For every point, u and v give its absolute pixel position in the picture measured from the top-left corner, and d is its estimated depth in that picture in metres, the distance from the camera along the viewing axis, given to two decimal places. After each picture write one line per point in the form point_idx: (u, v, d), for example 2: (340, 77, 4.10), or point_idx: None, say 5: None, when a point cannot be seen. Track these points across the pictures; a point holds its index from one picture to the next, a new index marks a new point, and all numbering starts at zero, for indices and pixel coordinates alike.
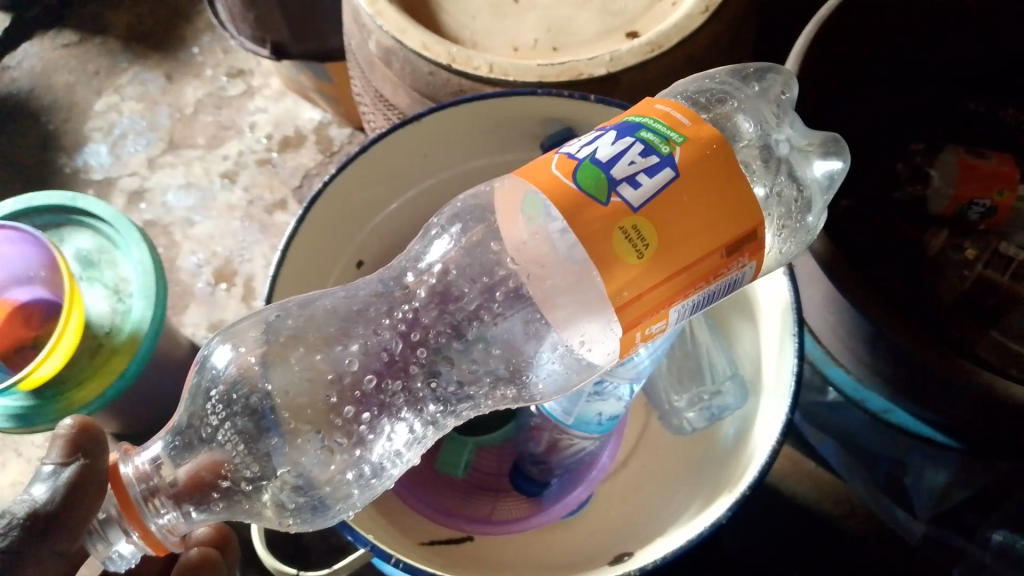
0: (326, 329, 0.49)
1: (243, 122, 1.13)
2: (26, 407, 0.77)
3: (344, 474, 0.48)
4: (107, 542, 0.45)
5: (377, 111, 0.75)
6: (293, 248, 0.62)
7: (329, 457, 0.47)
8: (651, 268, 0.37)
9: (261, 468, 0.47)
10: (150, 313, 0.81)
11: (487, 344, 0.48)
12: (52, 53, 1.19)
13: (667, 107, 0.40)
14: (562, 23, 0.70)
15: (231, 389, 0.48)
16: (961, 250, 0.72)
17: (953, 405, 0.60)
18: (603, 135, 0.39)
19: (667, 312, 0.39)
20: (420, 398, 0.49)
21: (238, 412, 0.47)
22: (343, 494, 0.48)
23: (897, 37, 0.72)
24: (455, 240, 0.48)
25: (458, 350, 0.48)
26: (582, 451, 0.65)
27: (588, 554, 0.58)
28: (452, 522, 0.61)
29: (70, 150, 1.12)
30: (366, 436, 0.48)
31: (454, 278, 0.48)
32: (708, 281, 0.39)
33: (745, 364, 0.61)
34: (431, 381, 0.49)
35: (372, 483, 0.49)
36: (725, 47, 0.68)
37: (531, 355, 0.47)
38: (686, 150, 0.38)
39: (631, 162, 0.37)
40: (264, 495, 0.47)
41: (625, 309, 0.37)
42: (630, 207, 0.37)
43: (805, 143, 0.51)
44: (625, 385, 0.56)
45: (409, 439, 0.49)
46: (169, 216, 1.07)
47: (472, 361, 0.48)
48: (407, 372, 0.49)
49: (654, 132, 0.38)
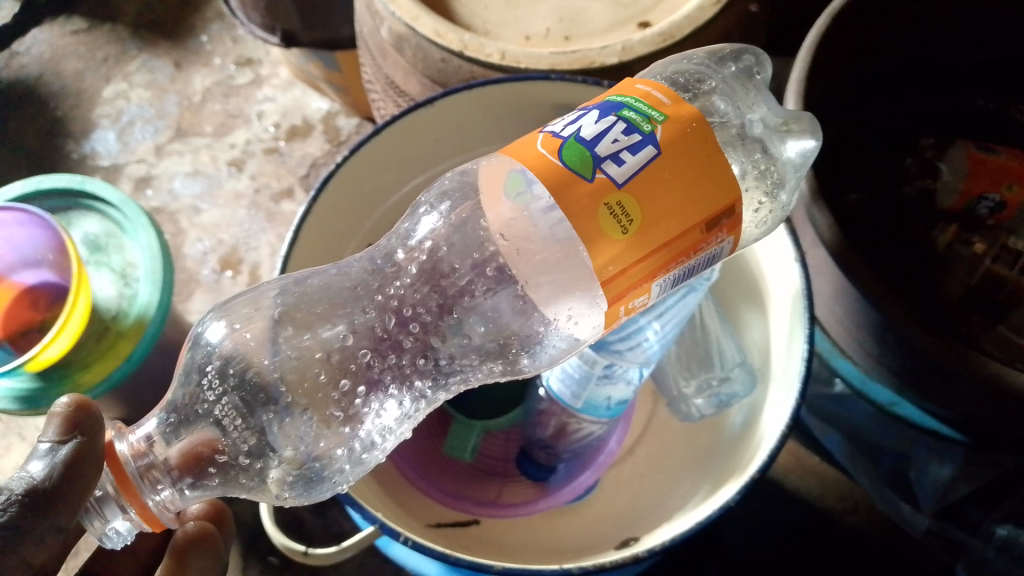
0: (315, 310, 0.49)
1: (251, 111, 1.13)
2: (30, 389, 0.76)
3: (334, 451, 0.48)
4: (104, 518, 0.46)
5: (387, 98, 0.76)
6: (305, 229, 0.61)
7: (321, 430, 0.48)
8: (635, 244, 0.37)
9: (258, 442, 0.48)
10: (157, 298, 0.81)
11: (476, 319, 0.47)
12: (61, 40, 1.19)
13: (647, 87, 0.40)
14: (574, 12, 0.70)
15: (227, 363, 0.48)
16: (970, 245, 0.72)
17: (963, 397, 0.59)
18: (586, 115, 0.39)
19: (650, 286, 0.39)
20: (408, 375, 0.49)
21: (234, 387, 0.48)
22: (336, 468, 0.49)
23: (907, 32, 0.72)
24: (445, 216, 0.47)
25: (449, 327, 0.48)
26: (590, 436, 0.63)
27: (592, 539, 0.59)
28: (459, 505, 0.62)
29: (78, 136, 1.12)
30: (359, 411, 0.48)
31: (445, 255, 0.47)
32: (688, 255, 0.39)
33: (754, 352, 0.61)
34: (420, 358, 0.49)
35: (364, 458, 0.49)
36: (736, 39, 0.68)
37: (524, 333, 0.47)
38: (666, 129, 0.38)
39: (614, 140, 0.37)
40: (269, 470, 0.48)
41: (610, 283, 0.37)
42: (614, 183, 0.36)
43: (777, 121, 0.50)
44: (635, 369, 0.56)
45: (399, 416, 0.49)
46: (176, 203, 1.07)
47: (462, 337, 0.48)
48: (400, 347, 0.49)
49: (636, 111, 0.39)
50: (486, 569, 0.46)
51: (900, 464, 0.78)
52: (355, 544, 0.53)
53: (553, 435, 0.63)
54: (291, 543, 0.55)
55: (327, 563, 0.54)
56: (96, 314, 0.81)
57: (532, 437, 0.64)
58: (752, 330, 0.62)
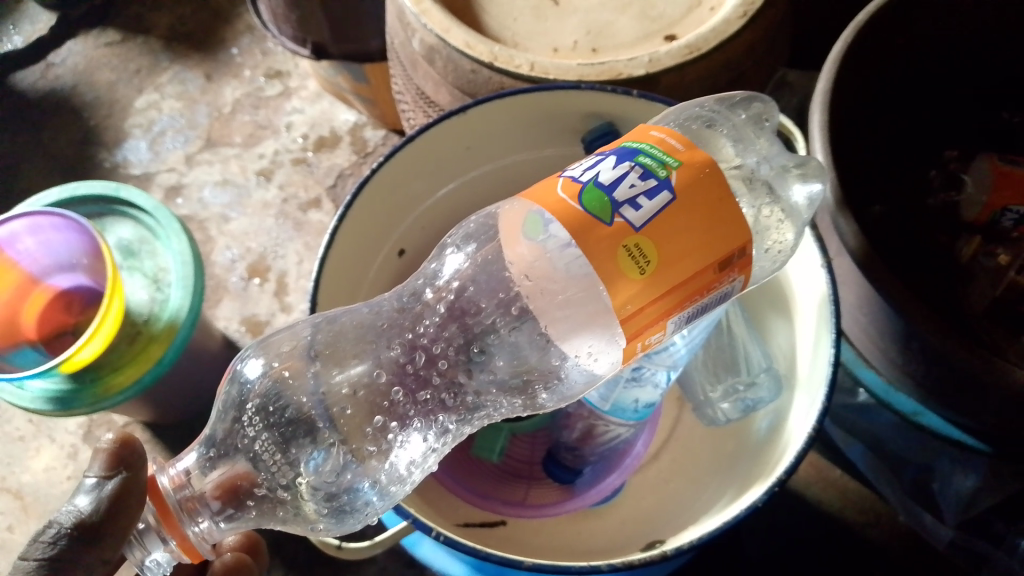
0: (348, 348, 0.50)
1: (280, 122, 1.15)
2: (64, 390, 0.78)
3: (362, 483, 0.49)
4: (145, 549, 0.47)
5: (417, 108, 0.77)
6: (337, 240, 0.62)
7: (350, 464, 0.48)
8: (652, 284, 0.38)
9: (292, 476, 0.48)
10: (189, 302, 0.82)
11: (499, 355, 0.48)
12: (95, 52, 1.23)
13: (662, 133, 0.41)
14: (602, 25, 0.72)
15: (266, 401, 0.49)
16: (993, 257, 0.72)
17: (984, 408, 0.60)
18: (603, 160, 0.40)
19: (665, 324, 0.40)
20: (433, 409, 0.49)
21: (275, 423, 0.48)
22: (364, 502, 0.49)
23: (933, 47, 0.73)
24: (470, 257, 0.48)
25: (475, 362, 0.49)
26: (617, 438, 0.65)
27: (615, 542, 0.61)
28: (488, 505, 0.63)
29: (110, 145, 1.15)
30: (390, 445, 0.49)
31: (471, 294, 0.48)
32: (702, 294, 0.40)
33: (781, 358, 0.61)
34: (448, 390, 0.50)
35: (391, 492, 0.49)
36: (762, 52, 0.69)
37: (546, 368, 0.48)
38: (681, 174, 0.39)
39: (631, 185, 0.38)
40: (303, 501, 0.48)
41: (629, 320, 0.38)
42: (632, 227, 0.38)
43: (791, 164, 0.52)
44: (662, 372, 0.57)
45: (425, 450, 0.50)
46: (205, 212, 1.09)
47: (488, 371, 0.49)
48: (428, 383, 0.49)
49: (651, 157, 0.39)
50: (516, 565, 0.47)
51: (923, 475, 0.78)
52: (387, 540, 0.53)
53: (581, 436, 0.65)
54: (323, 537, 0.54)
55: (361, 557, 0.54)
56: (129, 317, 0.83)
57: (557, 443, 0.66)
58: (778, 335, 0.63)
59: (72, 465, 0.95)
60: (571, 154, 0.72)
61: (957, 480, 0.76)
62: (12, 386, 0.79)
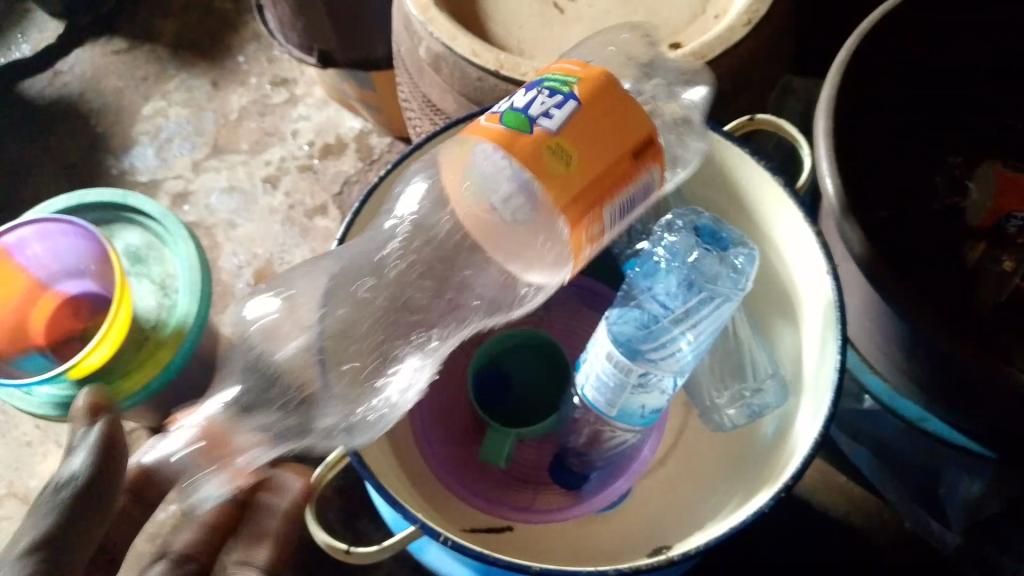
0: (345, 279, 0.60)
1: (287, 129, 1.15)
2: (72, 396, 0.79)
3: (358, 408, 0.60)
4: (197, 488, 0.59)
5: (424, 115, 0.78)
6: (344, 251, 0.60)
7: (344, 395, 0.60)
8: (578, 178, 0.42)
9: (290, 400, 0.60)
10: (196, 308, 0.83)
11: (472, 282, 0.58)
12: (103, 59, 1.23)
13: (560, 62, 0.45)
14: (607, 33, 0.72)
15: (253, 341, 0.59)
16: (998, 263, 0.74)
17: (989, 414, 0.60)
18: (513, 93, 0.44)
19: (602, 214, 0.44)
20: (419, 338, 0.61)
21: (264, 371, 0.59)
22: (364, 420, 0.60)
23: (937, 54, 0.73)
24: (431, 200, 0.57)
25: (449, 300, 0.59)
26: (624, 444, 0.63)
27: (624, 546, 0.61)
28: (496, 511, 0.65)
29: (118, 152, 1.16)
30: (387, 372, 0.60)
31: (428, 225, 0.57)
32: (625, 184, 0.44)
33: (786, 362, 0.62)
34: (428, 327, 0.60)
35: (391, 407, 0.61)
36: (767, 59, 0.70)
37: (513, 299, 0.59)
38: (582, 87, 0.42)
39: (541, 104, 0.42)
40: (315, 419, 0.61)
41: (567, 214, 0.42)
42: (550, 134, 0.41)
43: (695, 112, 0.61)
44: (668, 378, 0.56)
45: (421, 360, 0.61)
46: (212, 218, 1.10)
47: (461, 294, 0.59)
48: (408, 311, 0.60)
49: (552, 81, 0.43)
50: (524, 569, 0.47)
51: (929, 481, 0.78)
52: (397, 544, 0.52)
53: (587, 441, 0.63)
54: (333, 541, 0.54)
55: (371, 560, 0.54)
56: (136, 324, 0.83)
57: (565, 446, 0.64)
58: (784, 341, 0.63)
59: None
60: None
61: (963, 487, 0.75)
62: (21, 393, 0.79)
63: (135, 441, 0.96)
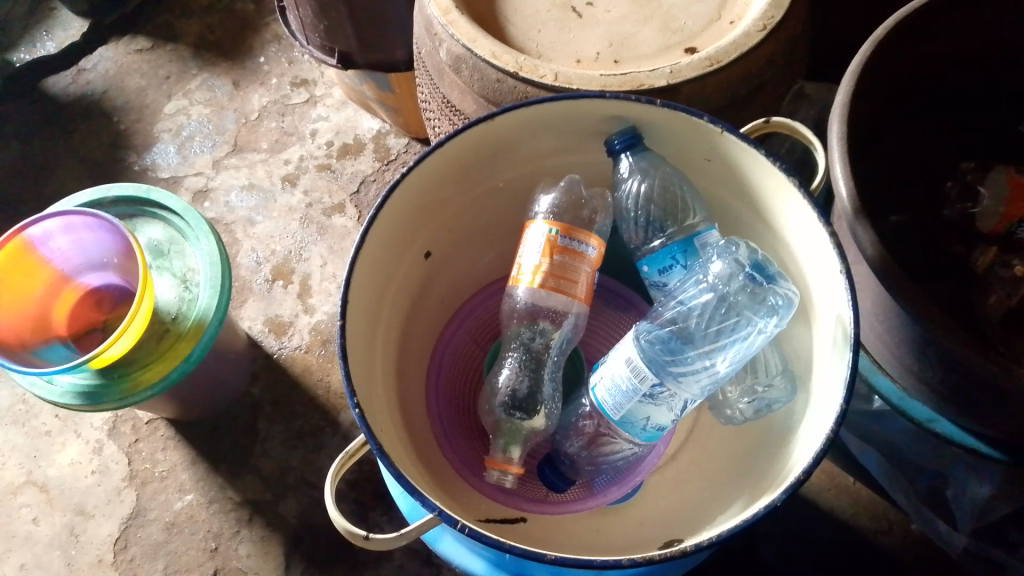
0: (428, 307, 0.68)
1: (306, 129, 1.17)
2: (93, 385, 0.80)
3: (550, 418, 0.69)
4: None
5: (443, 116, 0.79)
6: (364, 250, 0.58)
7: (526, 418, 0.68)
8: None
9: (558, 413, 0.70)
10: (216, 302, 0.85)
11: (565, 328, 0.69)
12: (126, 58, 1.26)
13: None
14: (624, 36, 0.74)
15: (517, 399, 0.69)
16: (1009, 266, 0.73)
17: (999, 415, 0.61)
18: None
19: None
20: (546, 372, 0.70)
21: (518, 407, 0.69)
22: (570, 417, 0.70)
23: (950, 63, 0.74)
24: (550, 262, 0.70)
25: (558, 338, 0.70)
26: (625, 453, 0.68)
27: (636, 538, 0.61)
28: (511, 501, 0.65)
29: (140, 149, 1.18)
30: (542, 398, 0.70)
31: (525, 308, 0.70)
32: None
33: (797, 361, 0.63)
34: (551, 357, 0.71)
35: (557, 412, 0.70)
36: (783, 64, 0.71)
37: (565, 326, 0.69)
38: None
39: None
40: (570, 423, 0.70)
41: None
42: None
43: (705, 156, 0.65)
44: (681, 398, 0.58)
45: (555, 383, 0.71)
46: (232, 215, 1.11)
47: (565, 337, 0.70)
48: (541, 358, 0.71)
49: None
50: (539, 557, 0.47)
51: (937, 482, 0.78)
52: (414, 531, 0.52)
53: (586, 444, 0.68)
54: (350, 526, 0.54)
55: (387, 548, 0.53)
56: (156, 316, 0.84)
57: (557, 449, 0.69)
58: (795, 338, 0.63)
59: (97, 460, 0.97)
60: (595, 159, 0.71)
61: (971, 487, 0.75)
62: (42, 381, 0.81)
63: (152, 432, 0.98)
